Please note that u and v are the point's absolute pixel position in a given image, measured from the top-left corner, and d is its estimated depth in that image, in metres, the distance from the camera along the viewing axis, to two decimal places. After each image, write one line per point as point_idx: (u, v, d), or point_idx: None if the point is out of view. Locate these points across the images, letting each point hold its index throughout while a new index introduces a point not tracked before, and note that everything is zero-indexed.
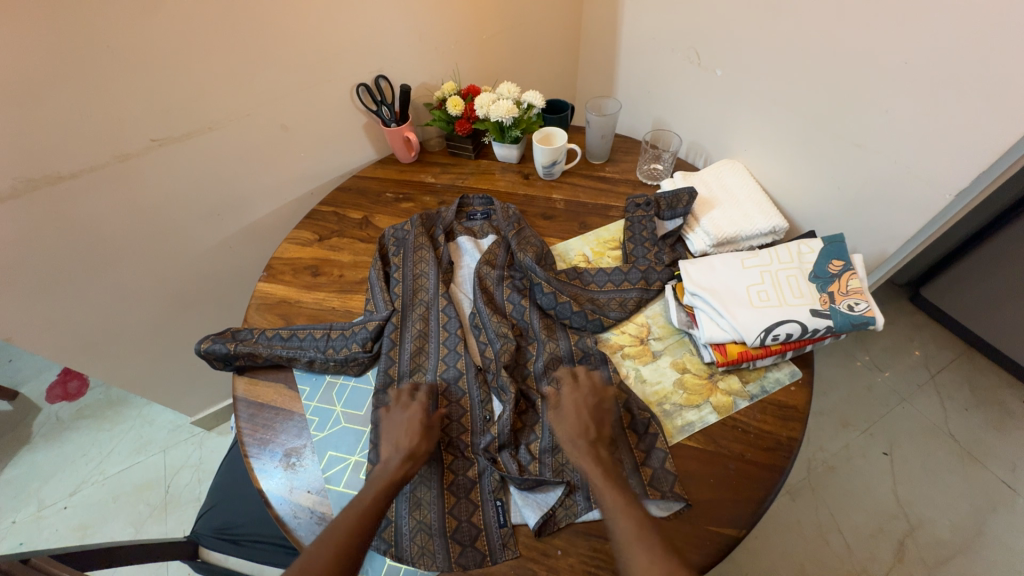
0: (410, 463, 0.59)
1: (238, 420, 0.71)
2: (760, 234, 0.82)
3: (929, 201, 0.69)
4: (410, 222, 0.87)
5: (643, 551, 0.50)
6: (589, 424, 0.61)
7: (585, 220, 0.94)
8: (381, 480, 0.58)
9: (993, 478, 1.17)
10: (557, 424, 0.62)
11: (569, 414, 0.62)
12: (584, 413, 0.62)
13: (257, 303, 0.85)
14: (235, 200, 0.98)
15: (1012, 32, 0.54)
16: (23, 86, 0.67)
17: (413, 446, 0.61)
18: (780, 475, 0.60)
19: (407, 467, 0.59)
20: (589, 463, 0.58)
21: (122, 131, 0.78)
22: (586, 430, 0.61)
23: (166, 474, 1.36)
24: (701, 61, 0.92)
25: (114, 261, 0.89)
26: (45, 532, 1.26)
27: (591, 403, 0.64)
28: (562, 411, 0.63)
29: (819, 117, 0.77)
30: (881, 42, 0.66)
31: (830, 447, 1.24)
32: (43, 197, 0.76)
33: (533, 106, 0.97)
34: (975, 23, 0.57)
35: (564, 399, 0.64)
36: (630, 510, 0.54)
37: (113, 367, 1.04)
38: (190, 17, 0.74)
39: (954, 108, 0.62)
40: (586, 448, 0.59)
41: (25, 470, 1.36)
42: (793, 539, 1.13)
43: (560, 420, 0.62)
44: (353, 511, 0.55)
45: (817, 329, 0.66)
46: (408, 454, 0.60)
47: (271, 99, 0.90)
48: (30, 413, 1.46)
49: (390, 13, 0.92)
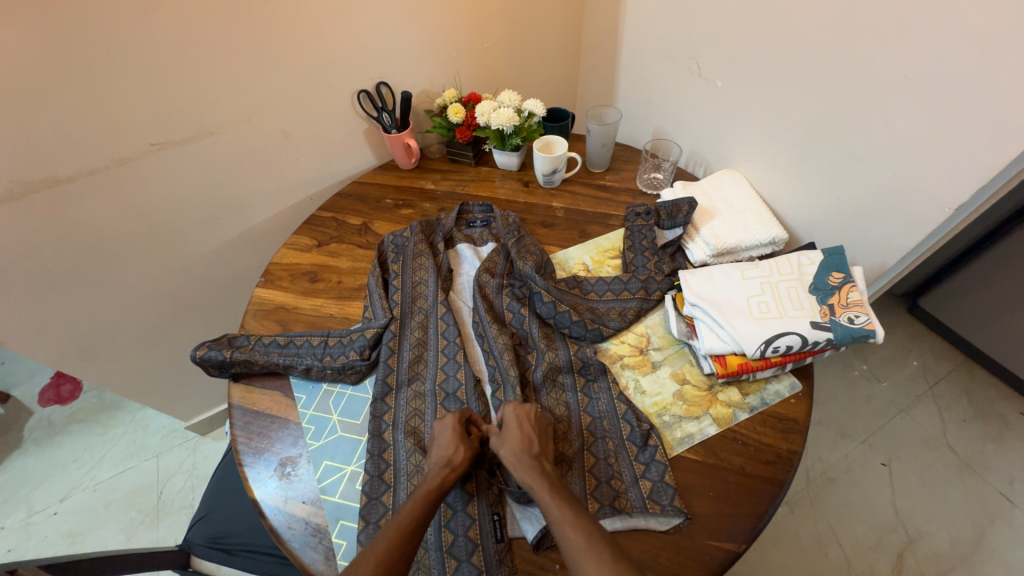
0: (448, 472, 0.58)
1: (232, 428, 0.70)
2: (760, 244, 0.82)
3: (929, 214, 0.69)
4: (410, 229, 0.87)
5: (593, 558, 0.49)
6: (531, 438, 0.60)
7: (585, 229, 0.93)
8: (419, 490, 0.56)
9: (992, 491, 1.16)
10: (500, 445, 0.60)
11: (512, 431, 0.61)
12: (526, 427, 0.62)
13: (254, 308, 0.84)
14: (234, 205, 0.98)
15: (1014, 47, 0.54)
16: (23, 88, 0.67)
17: (450, 455, 0.59)
18: (779, 489, 0.60)
19: (446, 475, 0.58)
20: (534, 478, 0.57)
21: (122, 135, 0.78)
22: (530, 444, 0.60)
23: (159, 480, 1.34)
24: (702, 71, 0.92)
25: (111, 265, 0.89)
26: (35, 539, 1.24)
27: (535, 416, 0.63)
28: (505, 431, 0.62)
29: (820, 129, 0.78)
30: (881, 59, 0.66)
31: (829, 458, 1.24)
32: (41, 200, 0.76)
33: (534, 114, 0.99)
34: (975, 38, 0.57)
35: (508, 418, 0.63)
36: (577, 517, 0.53)
37: (108, 371, 1.03)
38: (192, 22, 0.75)
39: (953, 122, 0.62)
40: (532, 463, 0.58)
41: (15, 475, 1.34)
42: (792, 551, 1.13)
43: (503, 441, 0.60)
44: (391, 524, 0.53)
45: (817, 341, 0.65)
46: (447, 462, 0.59)
47: (273, 105, 0.90)
48: (22, 416, 1.44)
49: (391, 19, 0.92)
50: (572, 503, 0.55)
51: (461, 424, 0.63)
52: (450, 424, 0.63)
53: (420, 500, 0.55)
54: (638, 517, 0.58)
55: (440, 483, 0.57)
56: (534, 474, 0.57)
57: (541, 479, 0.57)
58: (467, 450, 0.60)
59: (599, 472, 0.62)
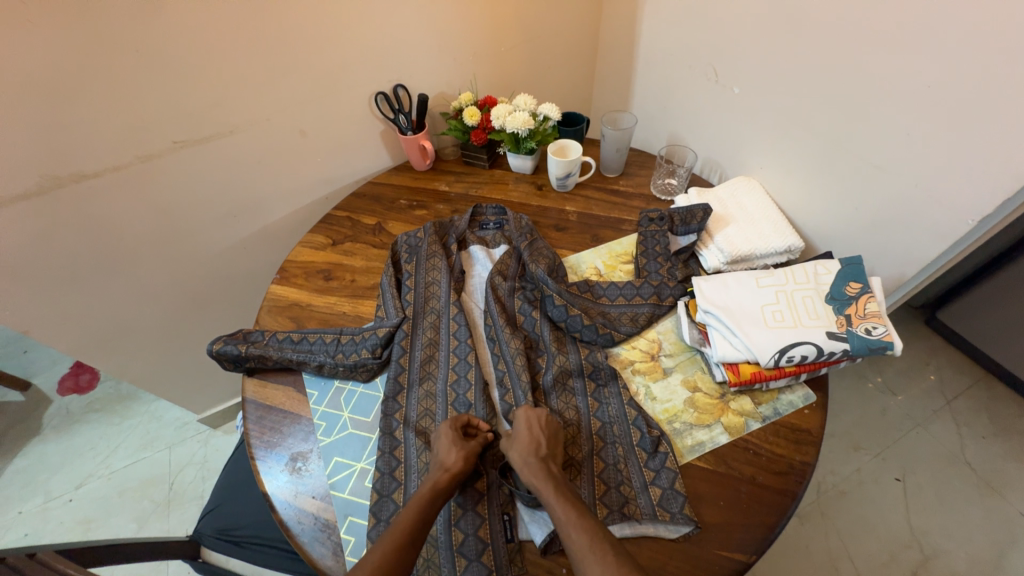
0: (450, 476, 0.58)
1: (245, 422, 0.71)
2: (775, 252, 0.81)
3: (951, 225, 0.68)
4: (424, 230, 0.88)
5: (597, 559, 0.49)
6: (540, 441, 0.60)
7: (598, 233, 0.93)
8: (420, 493, 0.57)
9: (1012, 510, 1.13)
10: (508, 449, 0.61)
11: (522, 434, 0.61)
12: (536, 432, 0.62)
13: (269, 305, 0.85)
14: (252, 202, 0.99)
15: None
16: (54, 86, 0.69)
17: (446, 460, 0.60)
18: (792, 500, 0.59)
19: (447, 479, 0.58)
20: (540, 479, 0.57)
21: (146, 132, 0.80)
22: (537, 446, 0.60)
23: (171, 471, 1.36)
24: (719, 78, 0.92)
25: (131, 259, 0.91)
26: (50, 525, 1.27)
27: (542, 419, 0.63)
28: (514, 435, 0.62)
29: (838, 138, 0.77)
30: (903, 69, 0.65)
31: (841, 471, 1.22)
32: (66, 195, 0.78)
33: (549, 118, 0.98)
34: (1000, 47, 0.56)
35: (518, 422, 0.63)
36: (580, 518, 0.53)
37: (126, 363, 1.05)
38: (217, 24, 0.76)
39: (977, 131, 0.61)
40: (539, 464, 0.58)
41: (33, 461, 1.37)
42: (802, 564, 1.11)
43: (512, 443, 0.61)
44: (396, 526, 0.54)
45: (833, 352, 0.64)
46: (442, 466, 0.59)
47: (292, 105, 0.91)
48: (41, 404, 1.48)
49: (410, 22, 0.93)
50: (576, 505, 0.55)
51: (455, 428, 0.64)
52: (448, 435, 0.63)
53: (416, 508, 0.55)
54: (647, 525, 0.58)
55: (433, 485, 0.57)
56: (540, 477, 0.57)
57: (546, 480, 0.57)
58: (461, 458, 0.60)
59: (608, 477, 0.62)
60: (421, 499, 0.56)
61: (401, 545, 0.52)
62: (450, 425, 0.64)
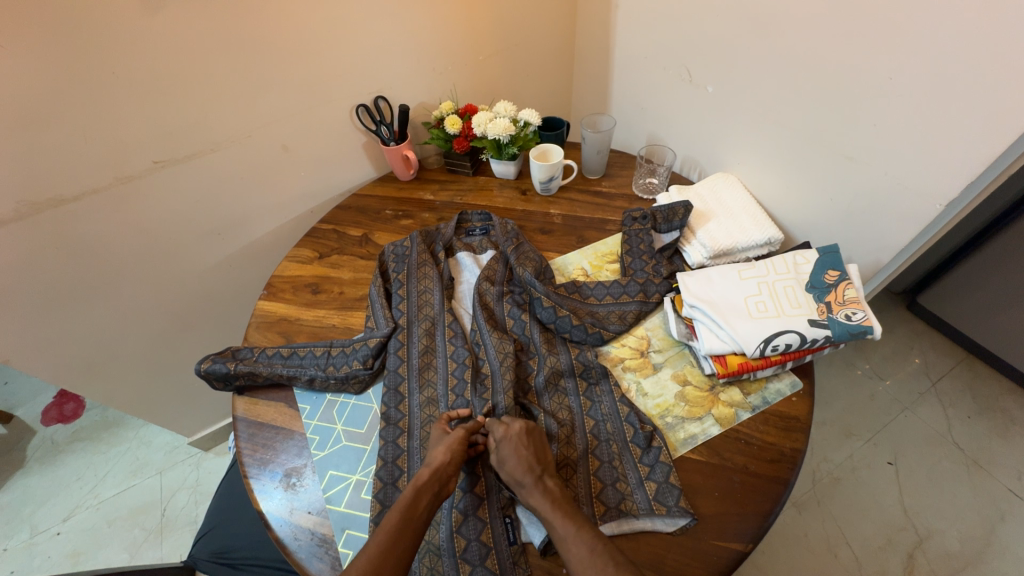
0: (438, 481, 0.58)
1: (237, 440, 0.70)
2: (756, 245, 0.83)
3: (921, 211, 0.70)
4: (411, 239, 0.88)
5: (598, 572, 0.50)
6: (534, 453, 0.60)
7: (583, 234, 0.95)
8: (404, 499, 0.56)
9: (999, 487, 1.16)
10: (502, 461, 0.60)
11: (512, 444, 0.60)
12: (529, 442, 0.61)
13: (257, 321, 0.84)
14: (236, 218, 0.99)
15: (1009, 45, 0.55)
16: (26, 110, 0.68)
17: (436, 459, 0.60)
18: (785, 487, 0.60)
19: (436, 483, 0.58)
20: (539, 497, 0.56)
21: (125, 153, 0.79)
22: (532, 465, 0.59)
23: (162, 497, 1.34)
24: (693, 79, 0.94)
25: (113, 281, 0.90)
26: (38, 559, 1.23)
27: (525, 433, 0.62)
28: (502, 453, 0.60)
29: (811, 134, 0.79)
30: (870, 64, 0.68)
31: (834, 457, 1.24)
32: (45, 220, 0.77)
33: (529, 124, 1.00)
34: (971, 38, 0.58)
35: (501, 442, 0.61)
36: (580, 534, 0.53)
37: (112, 389, 1.04)
38: (196, 45, 0.77)
39: (943, 121, 0.63)
40: (535, 481, 0.57)
41: (17, 495, 1.34)
42: (801, 553, 1.12)
43: (504, 461, 0.59)
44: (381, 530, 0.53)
45: (815, 339, 0.66)
46: (428, 465, 0.59)
47: (273, 120, 0.91)
48: (24, 436, 1.44)
49: (387, 32, 0.94)
50: (570, 512, 0.55)
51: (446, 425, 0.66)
52: (437, 433, 0.64)
53: (400, 510, 0.55)
54: (645, 520, 0.58)
55: (417, 482, 0.57)
56: (539, 493, 0.57)
57: (545, 494, 0.57)
58: (450, 456, 0.60)
59: (604, 476, 0.62)
60: (405, 499, 0.56)
61: (388, 548, 0.52)
62: (442, 425, 0.66)
